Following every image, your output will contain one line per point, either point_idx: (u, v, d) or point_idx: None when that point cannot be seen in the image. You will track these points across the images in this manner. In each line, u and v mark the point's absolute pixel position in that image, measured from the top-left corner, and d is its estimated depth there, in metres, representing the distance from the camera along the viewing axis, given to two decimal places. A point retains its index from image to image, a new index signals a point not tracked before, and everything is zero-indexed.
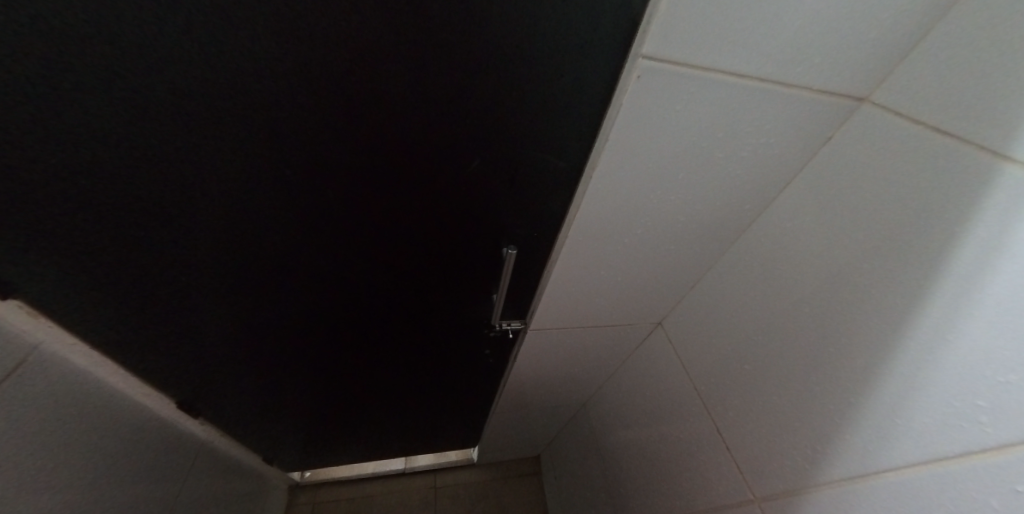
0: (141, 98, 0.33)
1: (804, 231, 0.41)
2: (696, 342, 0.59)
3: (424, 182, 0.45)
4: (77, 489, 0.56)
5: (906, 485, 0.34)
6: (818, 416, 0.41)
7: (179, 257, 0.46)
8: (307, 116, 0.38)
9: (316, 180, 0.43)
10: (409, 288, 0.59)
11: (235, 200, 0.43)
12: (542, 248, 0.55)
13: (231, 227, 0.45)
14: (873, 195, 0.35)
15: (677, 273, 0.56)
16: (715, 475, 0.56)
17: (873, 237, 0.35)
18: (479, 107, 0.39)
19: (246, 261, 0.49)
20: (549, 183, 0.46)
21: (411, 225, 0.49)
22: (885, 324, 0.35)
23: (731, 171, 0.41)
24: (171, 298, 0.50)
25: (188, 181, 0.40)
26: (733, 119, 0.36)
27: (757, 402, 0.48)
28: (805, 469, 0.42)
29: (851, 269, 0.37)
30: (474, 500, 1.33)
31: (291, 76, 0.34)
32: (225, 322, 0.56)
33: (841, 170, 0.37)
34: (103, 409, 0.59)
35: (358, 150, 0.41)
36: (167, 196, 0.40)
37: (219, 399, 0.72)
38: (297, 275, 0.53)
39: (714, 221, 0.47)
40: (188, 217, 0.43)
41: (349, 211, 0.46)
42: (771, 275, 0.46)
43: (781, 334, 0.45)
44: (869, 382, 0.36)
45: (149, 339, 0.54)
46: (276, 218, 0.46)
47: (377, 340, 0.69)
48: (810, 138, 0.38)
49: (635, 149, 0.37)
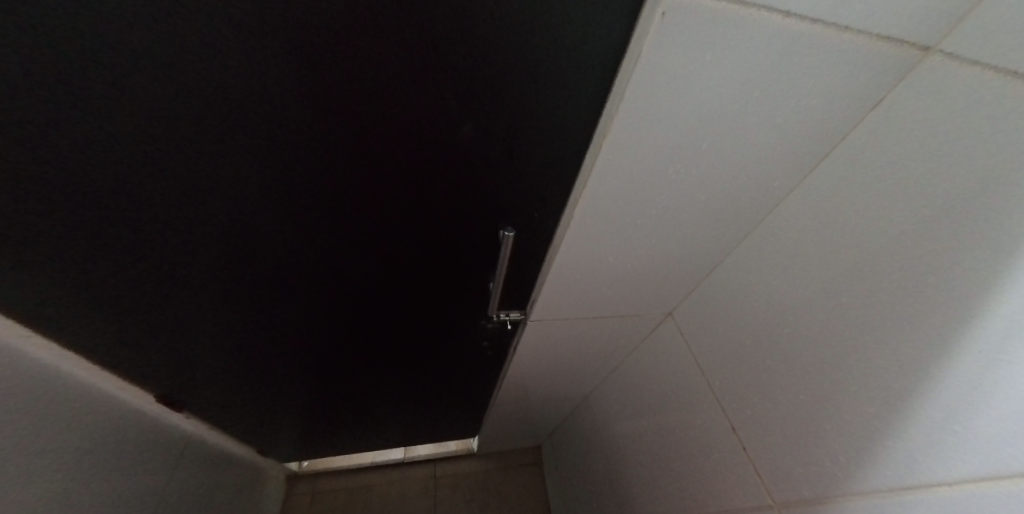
0: (51, 63, 0.27)
1: (842, 212, 0.37)
2: (711, 335, 0.55)
3: (406, 153, 0.39)
4: (58, 489, 0.53)
5: (960, 503, 0.29)
6: (854, 420, 0.36)
7: (135, 249, 0.40)
8: (257, 73, 0.31)
9: (286, 156, 0.37)
10: (398, 273, 0.54)
11: (190, 181, 0.36)
12: (545, 233, 0.50)
13: (193, 218, 0.39)
14: (944, 168, 0.30)
15: (691, 259, 0.52)
16: (729, 477, 0.52)
17: (935, 214, 0.31)
18: (475, 72, 0.33)
19: (217, 253, 0.44)
20: (548, 151, 0.41)
21: (396, 202, 0.44)
22: (950, 318, 0.30)
23: (763, 139, 0.36)
24: (133, 298, 0.45)
25: (128, 158, 0.33)
26: (773, 74, 0.30)
27: (780, 401, 0.44)
28: (836, 477, 0.38)
29: (905, 251, 0.32)
30: (474, 490, 1.32)
31: (237, 22, 0.28)
32: (196, 318, 0.51)
33: (895, 137, 0.32)
34: (76, 407, 0.54)
35: (337, 126, 0.35)
36: (112, 185, 0.34)
37: (199, 396, 0.67)
38: (273, 264, 0.48)
39: (738, 201, 0.43)
40: (136, 202, 0.36)
41: (336, 200, 0.42)
42: (803, 262, 0.41)
43: (811, 327, 0.41)
44: (919, 383, 0.31)
45: (115, 336, 0.49)
46: (238, 197, 0.39)
47: (372, 337, 0.66)
48: (857, 100, 0.33)
49: (654, 110, 0.32)
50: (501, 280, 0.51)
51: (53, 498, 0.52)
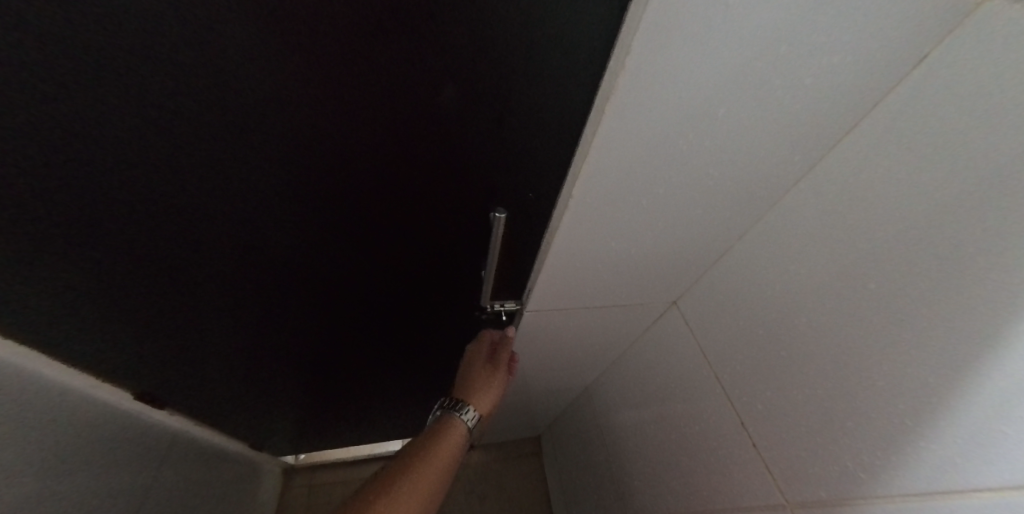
0: None
1: (867, 189, 0.34)
2: (721, 324, 0.52)
3: (392, 119, 0.38)
4: (44, 479, 0.53)
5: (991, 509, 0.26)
6: (883, 419, 0.33)
7: (151, 219, 0.42)
8: (246, 36, 0.31)
9: (274, 123, 0.37)
10: (391, 254, 0.53)
11: (199, 150, 0.37)
12: (538, 218, 0.47)
13: (179, 199, 0.41)
14: (991, 137, 0.26)
15: (699, 243, 0.49)
16: (738, 474, 0.50)
17: (976, 190, 0.27)
18: (457, 21, 0.32)
19: (219, 225, 0.45)
20: (545, 118, 0.39)
21: (383, 174, 0.43)
22: (998, 304, 0.26)
23: (782, 113, 0.32)
24: (147, 269, 0.46)
25: (142, 127, 0.35)
26: (800, 22, 0.26)
27: (793, 393, 0.42)
28: (856, 478, 0.36)
29: (944, 233, 0.29)
30: (475, 482, 1.31)
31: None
32: (190, 294, 0.51)
33: (933, 103, 0.29)
34: (45, 403, 0.54)
35: (320, 112, 0.37)
36: (137, 155, 0.36)
37: (187, 388, 0.66)
38: (266, 243, 0.48)
39: (750, 181, 0.40)
40: (154, 169, 0.38)
41: (339, 202, 0.45)
42: (826, 244, 0.38)
43: (829, 315, 0.38)
44: (964, 379, 0.28)
45: (110, 317, 0.49)
46: (234, 166, 0.40)
47: (372, 338, 0.68)
48: (890, 61, 0.29)
49: (662, 75, 0.27)
50: (494, 270, 0.50)
51: (40, 490, 0.52)
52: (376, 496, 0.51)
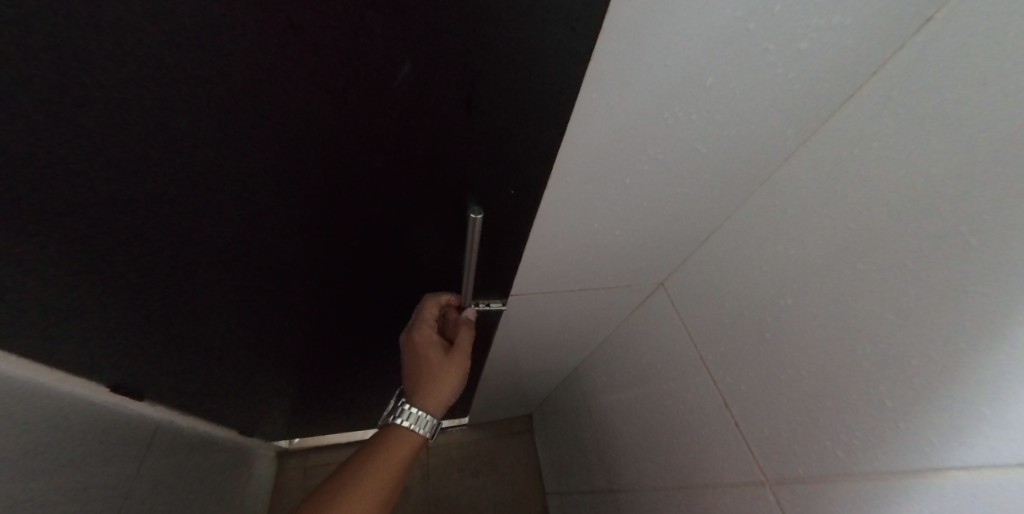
0: None
1: (856, 176, 0.33)
2: (709, 307, 0.52)
3: (364, 127, 0.30)
4: (35, 476, 0.52)
5: (990, 491, 0.26)
6: (863, 399, 0.34)
7: (113, 251, 0.37)
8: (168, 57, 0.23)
9: (228, 144, 0.30)
10: (372, 259, 0.49)
11: (156, 181, 0.31)
12: (518, 226, 0.43)
13: (138, 216, 0.34)
14: (974, 121, 0.26)
15: (688, 221, 0.47)
16: (720, 450, 0.51)
17: (962, 180, 0.27)
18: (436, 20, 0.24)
19: (180, 246, 0.39)
20: (539, 138, 0.32)
21: (369, 185, 0.37)
22: (990, 297, 0.25)
23: (771, 92, 0.31)
24: (113, 293, 0.42)
25: (85, 170, 0.29)
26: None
27: (777, 377, 0.42)
28: (835, 456, 0.36)
29: (934, 223, 0.28)
30: (467, 459, 1.34)
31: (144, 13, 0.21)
32: (154, 308, 0.47)
33: (920, 84, 0.28)
34: (26, 404, 0.52)
35: (282, 124, 0.29)
36: (92, 196, 0.31)
37: (164, 386, 0.64)
38: (239, 256, 0.43)
39: (736, 160, 0.38)
40: (113, 204, 0.33)
41: (337, 202, 0.39)
42: (815, 226, 0.37)
43: (813, 298, 0.38)
44: (950, 364, 0.27)
45: (72, 333, 0.46)
46: (197, 193, 0.34)
47: (367, 335, 0.65)
48: (884, 35, 0.28)
49: (635, 51, 0.26)
50: (473, 264, 0.47)
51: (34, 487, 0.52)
52: (348, 487, 0.52)
